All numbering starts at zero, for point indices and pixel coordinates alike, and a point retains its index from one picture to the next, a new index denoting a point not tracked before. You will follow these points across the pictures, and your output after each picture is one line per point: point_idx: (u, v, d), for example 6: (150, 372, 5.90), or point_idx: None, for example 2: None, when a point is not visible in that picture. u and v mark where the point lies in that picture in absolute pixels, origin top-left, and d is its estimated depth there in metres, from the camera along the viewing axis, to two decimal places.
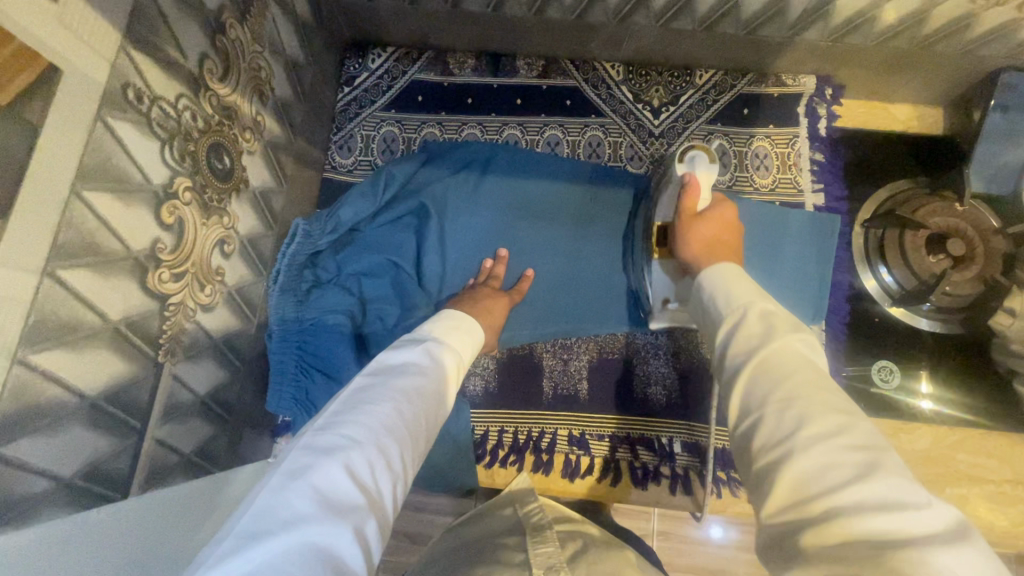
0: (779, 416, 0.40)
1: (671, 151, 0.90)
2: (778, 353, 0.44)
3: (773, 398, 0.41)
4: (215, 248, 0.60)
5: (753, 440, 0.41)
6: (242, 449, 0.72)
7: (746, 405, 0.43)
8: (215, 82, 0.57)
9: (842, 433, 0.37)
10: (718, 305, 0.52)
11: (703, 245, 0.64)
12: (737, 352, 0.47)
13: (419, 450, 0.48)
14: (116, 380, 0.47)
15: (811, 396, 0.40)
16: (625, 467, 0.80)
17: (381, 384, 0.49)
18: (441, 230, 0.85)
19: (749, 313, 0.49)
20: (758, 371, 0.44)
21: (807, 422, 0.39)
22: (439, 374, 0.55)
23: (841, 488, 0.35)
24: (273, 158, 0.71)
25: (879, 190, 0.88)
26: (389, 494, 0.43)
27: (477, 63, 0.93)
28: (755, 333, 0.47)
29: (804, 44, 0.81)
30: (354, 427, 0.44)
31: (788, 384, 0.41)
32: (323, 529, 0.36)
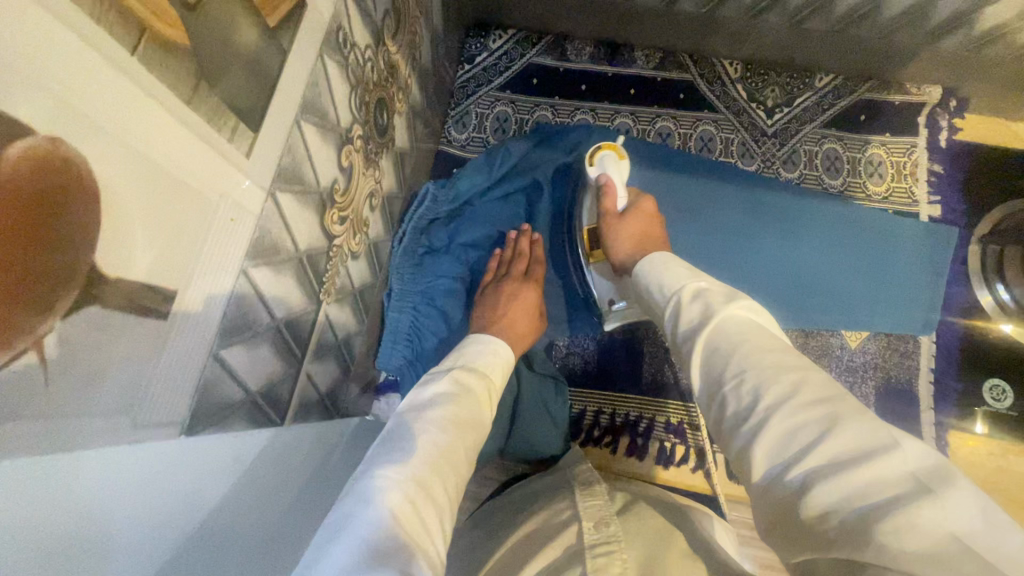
0: (737, 390, 0.37)
1: (782, 152, 0.90)
2: (721, 327, 0.42)
3: (728, 368, 0.39)
4: (367, 200, 0.63)
5: (724, 413, 0.38)
6: (352, 402, 0.74)
7: (715, 383, 0.40)
8: (388, 39, 0.59)
9: (798, 395, 0.34)
10: (659, 295, 0.52)
11: (633, 242, 0.67)
12: (686, 336, 0.45)
13: (458, 484, 0.45)
14: (294, 308, 0.50)
15: (765, 362, 0.37)
16: (721, 460, 0.79)
17: (405, 425, 0.47)
18: (549, 211, 0.87)
19: (683, 295, 0.48)
20: (712, 346, 0.41)
21: (765, 388, 0.36)
22: (469, 403, 0.52)
23: (809, 451, 0.31)
24: (411, 122, 0.74)
25: (996, 208, 0.86)
26: (438, 528, 0.40)
27: (594, 52, 0.95)
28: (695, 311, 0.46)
29: (937, 53, 0.81)
30: (382, 469, 0.41)
31: (739, 356, 0.39)
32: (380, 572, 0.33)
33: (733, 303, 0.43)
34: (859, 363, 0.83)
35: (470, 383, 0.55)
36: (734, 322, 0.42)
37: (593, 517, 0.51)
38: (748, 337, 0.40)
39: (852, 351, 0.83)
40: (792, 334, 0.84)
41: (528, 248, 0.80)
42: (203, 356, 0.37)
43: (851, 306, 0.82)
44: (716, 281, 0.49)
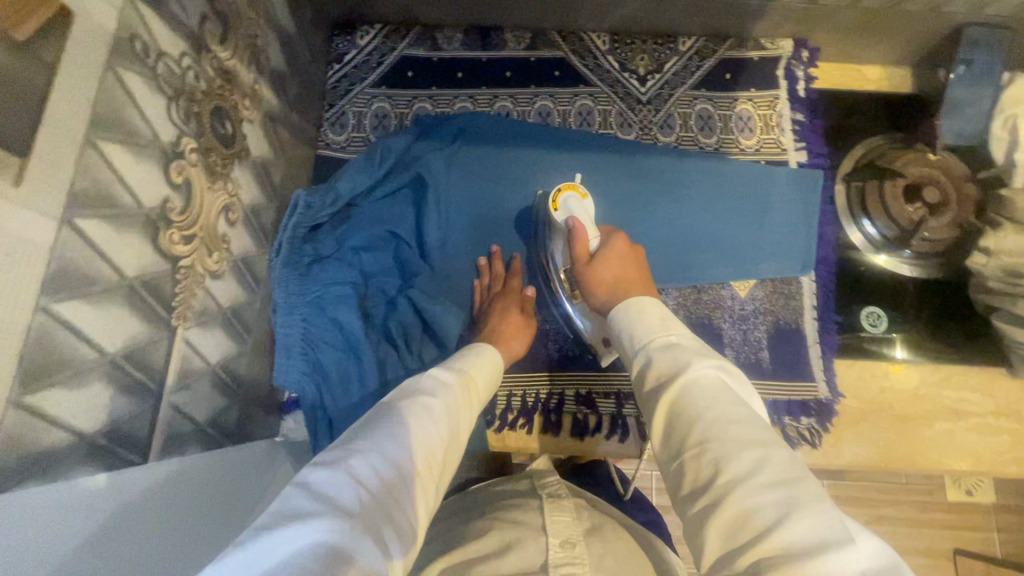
0: (699, 460, 0.41)
1: (658, 117, 0.93)
2: (686, 394, 0.45)
3: (691, 438, 0.43)
4: (221, 215, 0.60)
5: (683, 480, 0.42)
6: (251, 427, 0.71)
7: (676, 444, 0.44)
8: (215, 45, 0.56)
9: (759, 473, 0.39)
10: (628, 346, 0.54)
11: (607, 288, 0.66)
12: (652, 383, 0.49)
13: (431, 466, 0.50)
14: (135, 339, 0.47)
15: (729, 436, 0.41)
16: (632, 423, 0.82)
17: (390, 410, 0.53)
18: (439, 203, 0.85)
19: (653, 350, 0.51)
20: (679, 397, 0.46)
21: (726, 461, 0.40)
22: (449, 395, 0.57)
23: (768, 535, 0.36)
24: (270, 129, 0.71)
25: (855, 147, 0.92)
26: (401, 501, 0.45)
27: (465, 37, 0.94)
28: (664, 369, 0.48)
29: (782, 7, 0.85)
30: (362, 442, 0.47)
31: (702, 425, 0.43)
32: (330, 525, 0.39)
33: (701, 364, 0.47)
34: (748, 310, 0.86)
35: (451, 377, 0.60)
36: (700, 388, 0.45)
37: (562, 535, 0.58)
38: (715, 406, 0.44)
39: (741, 300, 0.86)
40: (684, 292, 0.86)
41: (503, 271, 0.84)
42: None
43: (733, 258, 0.87)
44: (683, 334, 0.52)
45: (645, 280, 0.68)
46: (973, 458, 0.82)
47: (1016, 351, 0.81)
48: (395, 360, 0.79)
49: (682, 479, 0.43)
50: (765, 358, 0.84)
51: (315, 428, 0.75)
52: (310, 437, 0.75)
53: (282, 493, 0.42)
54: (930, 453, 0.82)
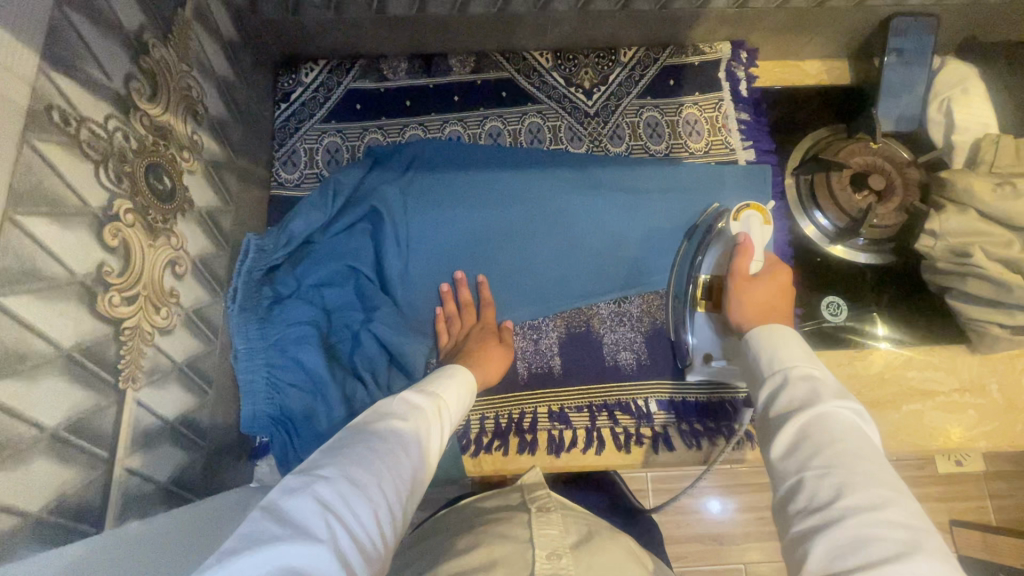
0: (821, 484, 0.49)
1: (608, 129, 0.94)
2: (818, 419, 0.54)
3: (816, 464, 0.51)
4: (166, 269, 0.59)
5: (795, 499, 0.51)
6: (221, 477, 0.70)
7: (795, 466, 0.52)
8: (145, 102, 0.56)
9: (878, 510, 0.46)
10: (764, 366, 0.63)
11: (754, 308, 0.72)
12: (780, 408, 0.57)
13: (401, 486, 0.52)
14: (77, 409, 0.46)
15: (854, 470, 0.49)
16: (607, 435, 0.81)
17: (358, 433, 0.54)
18: (397, 232, 0.84)
19: (791, 374, 0.60)
20: (809, 425, 0.54)
21: (846, 489, 0.48)
22: (419, 417, 0.59)
23: (882, 561, 0.43)
24: (215, 177, 0.70)
25: (801, 140, 0.94)
26: (370, 522, 0.47)
27: (410, 66, 0.94)
28: (799, 395, 0.57)
29: (714, 13, 0.88)
30: (329, 466, 0.49)
31: (831, 450, 0.51)
32: (297, 547, 0.40)
33: (834, 403, 0.55)
34: None
35: (419, 399, 0.62)
36: (835, 424, 0.53)
37: (547, 546, 0.58)
38: (838, 442, 0.51)
39: None
40: (648, 298, 0.87)
41: (469, 297, 0.84)
42: None
43: None
44: (819, 372, 0.60)
45: (787, 314, 0.74)
46: (943, 436, 0.83)
47: (973, 327, 0.83)
48: (364, 394, 0.77)
49: (793, 492, 0.51)
50: None
51: (288, 469, 0.74)
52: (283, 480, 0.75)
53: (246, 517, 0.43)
54: (902, 434, 0.83)
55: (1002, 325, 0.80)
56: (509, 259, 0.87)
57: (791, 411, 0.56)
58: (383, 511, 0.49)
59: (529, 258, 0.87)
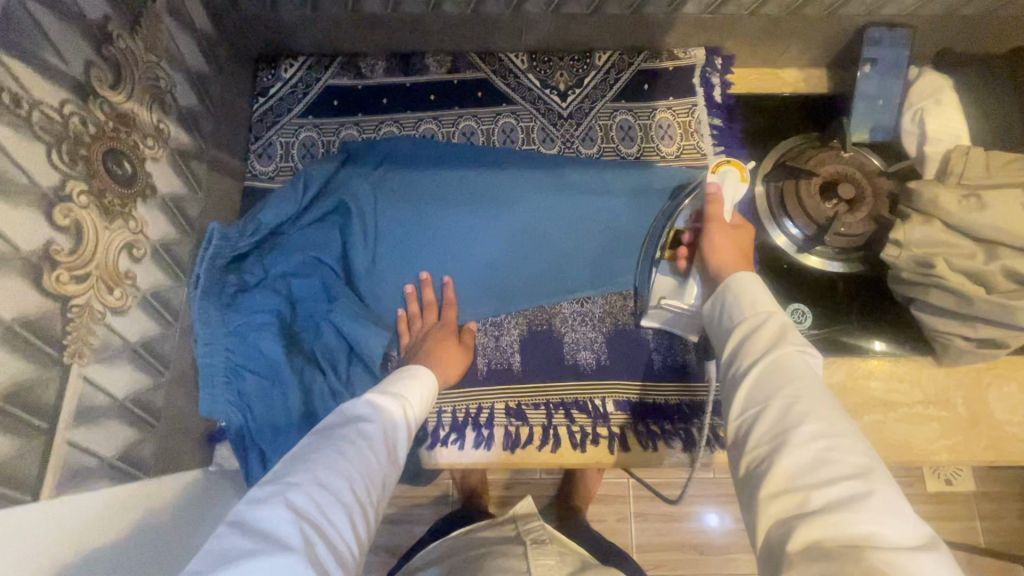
0: (788, 412, 0.51)
1: (580, 132, 0.95)
2: (785, 355, 0.56)
3: (785, 394, 0.53)
4: (123, 251, 0.61)
5: (759, 428, 0.52)
6: (175, 456, 0.72)
7: (759, 401, 0.54)
8: (107, 89, 0.58)
9: (839, 435, 0.49)
10: (740, 307, 0.63)
11: (727, 254, 0.72)
12: (752, 344, 0.59)
13: (370, 486, 0.56)
14: (17, 379, 0.48)
15: (816, 406, 0.52)
16: (563, 433, 0.82)
17: (324, 438, 0.58)
18: (364, 227, 0.85)
19: (763, 315, 0.61)
20: (779, 362, 0.55)
21: (812, 416, 0.50)
22: (386, 419, 0.63)
23: (834, 485, 0.46)
24: (182, 165, 0.73)
25: (773, 148, 0.93)
26: (340, 523, 0.51)
27: (388, 64, 0.96)
28: (771, 332, 0.59)
29: (687, 19, 0.88)
30: (297, 475, 0.52)
31: (796, 381, 0.53)
32: (267, 559, 0.44)
33: (801, 340, 0.57)
34: None
35: (386, 400, 0.65)
36: (801, 360, 0.55)
37: None
38: (803, 374, 0.54)
39: None
40: (611, 299, 0.88)
41: (434, 297, 0.86)
42: None
43: None
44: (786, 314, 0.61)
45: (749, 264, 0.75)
46: (903, 447, 0.83)
47: (938, 339, 0.82)
48: (322, 383, 0.80)
49: (755, 419, 0.53)
50: (693, 361, 0.84)
51: (245, 452, 0.77)
52: (241, 465, 0.78)
53: (216, 534, 0.46)
54: None
55: (966, 338, 0.80)
56: (475, 256, 0.88)
57: (762, 347, 0.58)
58: (355, 512, 0.53)
59: (494, 256, 0.87)
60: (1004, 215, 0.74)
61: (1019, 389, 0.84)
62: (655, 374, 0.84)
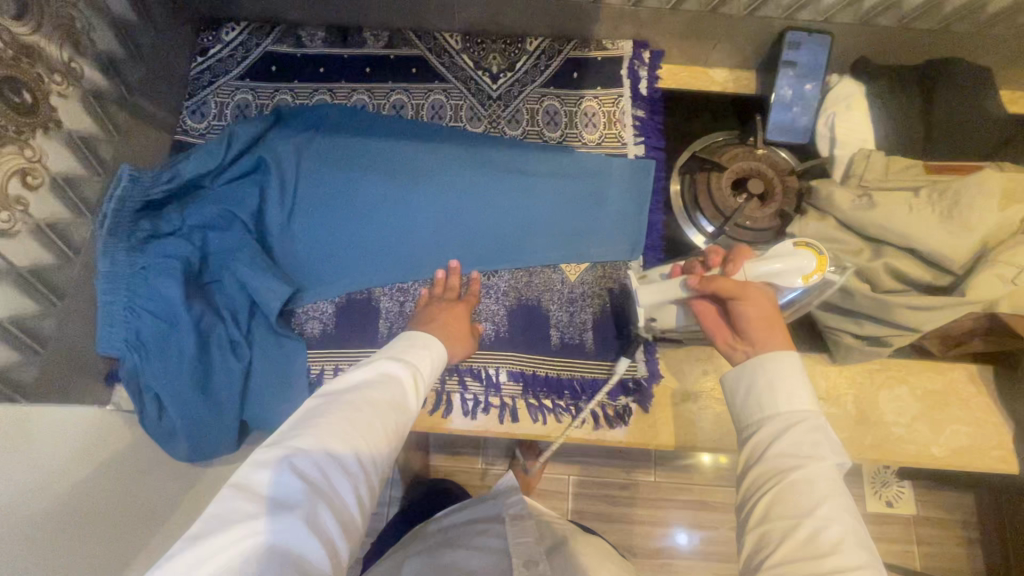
0: (816, 536, 0.49)
1: (507, 112, 0.97)
2: (813, 471, 0.52)
3: (815, 516, 0.50)
4: (14, 176, 0.63)
5: (782, 548, 0.49)
6: (61, 385, 0.74)
7: (788, 514, 0.51)
8: (9, 19, 0.61)
9: (867, 570, 0.47)
10: (777, 399, 0.57)
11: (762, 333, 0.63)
12: (782, 448, 0.54)
13: (377, 454, 0.56)
14: None
15: (845, 533, 0.49)
16: (455, 399, 0.83)
17: (334, 403, 0.57)
18: (283, 187, 0.89)
19: (802, 421, 0.56)
20: (813, 475, 0.52)
21: (845, 550, 0.48)
22: (398, 384, 0.62)
23: None
24: (95, 106, 0.75)
25: (692, 141, 0.96)
26: (344, 492, 0.52)
27: (327, 36, 0.99)
28: (805, 442, 0.54)
29: (611, 10, 0.91)
30: (302, 441, 0.53)
31: (828, 505, 0.50)
32: (269, 530, 0.47)
33: (837, 455, 0.54)
34: (577, 293, 0.88)
35: (402, 365, 0.64)
36: (832, 475, 0.52)
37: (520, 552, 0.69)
38: (833, 495, 0.51)
39: (571, 284, 0.89)
40: (517, 274, 0.89)
41: (458, 284, 0.85)
42: None
43: (566, 242, 0.90)
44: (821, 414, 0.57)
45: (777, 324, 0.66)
46: None
47: (829, 335, 0.84)
48: (221, 330, 0.82)
49: (782, 542, 0.50)
50: (589, 339, 0.86)
51: (139, 393, 0.78)
52: (136, 410, 0.77)
53: (219, 495, 0.48)
54: None
55: (856, 336, 0.81)
56: (388, 224, 0.90)
57: (794, 458, 0.53)
58: (362, 483, 0.54)
59: (407, 224, 0.90)
60: (893, 213, 0.75)
61: (911, 392, 0.85)
62: (551, 350, 0.86)
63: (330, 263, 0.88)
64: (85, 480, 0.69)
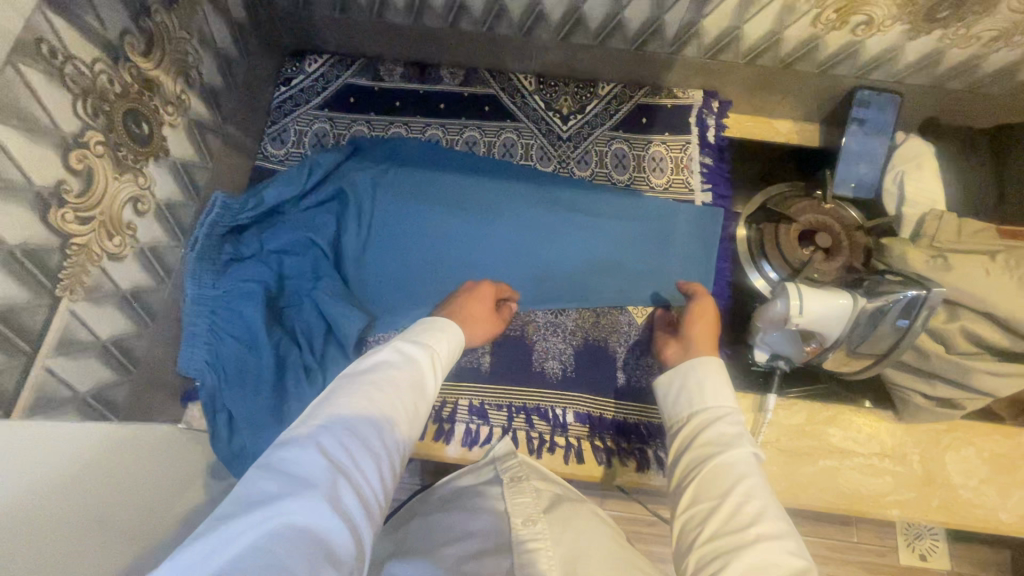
0: (741, 509, 0.54)
1: (576, 153, 1.00)
2: (738, 454, 0.59)
3: (737, 491, 0.55)
4: (127, 204, 0.66)
5: (709, 525, 0.54)
6: (146, 406, 0.76)
7: (716, 495, 0.56)
8: (137, 55, 0.64)
9: (784, 539, 0.51)
10: (699, 394, 0.67)
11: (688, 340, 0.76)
12: (714, 439, 0.61)
13: (395, 437, 0.56)
14: (9, 299, 0.52)
15: (763, 506, 0.54)
16: (521, 437, 0.84)
17: (353, 385, 0.58)
18: (361, 217, 0.92)
19: (725, 411, 0.64)
20: (734, 458, 0.58)
21: (759, 522, 0.53)
22: (415, 369, 0.63)
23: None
24: (197, 136, 0.79)
25: (760, 192, 0.97)
26: (367, 471, 0.51)
27: (405, 71, 1.03)
28: (727, 431, 0.61)
29: (687, 61, 0.94)
30: (325, 422, 0.53)
31: (747, 484, 0.56)
32: (294, 503, 0.45)
33: (752, 441, 0.61)
34: (644, 336, 0.89)
35: (418, 350, 0.65)
36: (754, 462, 0.59)
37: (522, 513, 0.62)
38: (751, 474, 0.57)
39: (638, 326, 0.89)
40: (584, 314, 0.90)
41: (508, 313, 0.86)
42: None
43: (636, 284, 0.91)
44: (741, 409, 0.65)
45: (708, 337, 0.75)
46: (859, 497, 0.82)
47: (897, 393, 0.84)
48: (297, 358, 0.82)
49: (706, 524, 0.55)
50: (655, 384, 0.86)
51: (215, 415, 0.79)
52: (209, 429, 0.79)
53: (245, 478, 0.47)
54: (815, 489, 0.83)
55: (926, 396, 0.81)
56: (459, 256, 0.92)
57: (717, 448, 0.60)
58: (383, 465, 0.53)
59: (479, 258, 0.92)
60: (971, 275, 0.75)
61: (977, 454, 0.84)
62: (616, 392, 0.86)
63: (402, 293, 0.90)
64: (151, 480, 0.66)
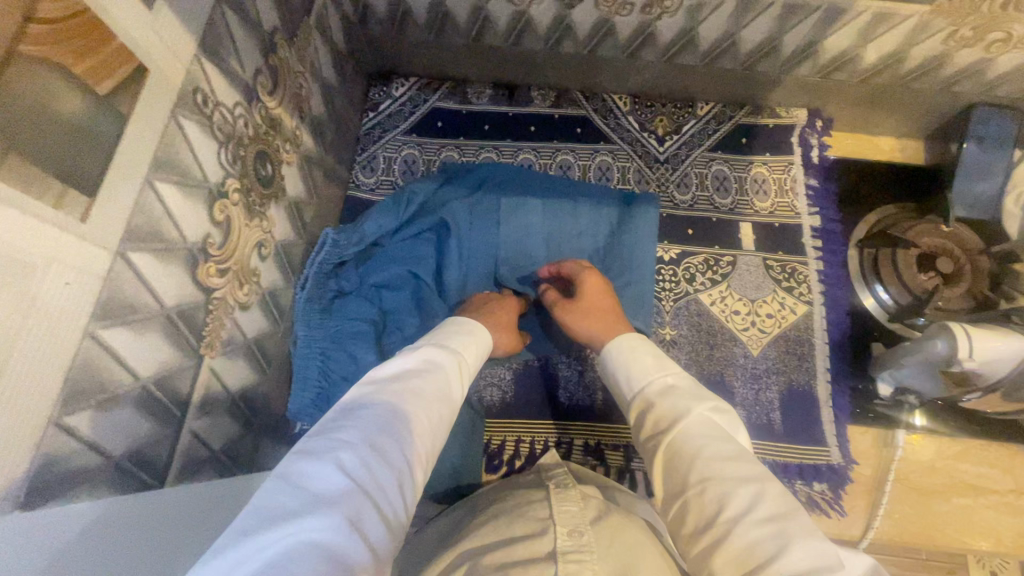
0: (704, 497, 0.42)
1: (674, 176, 0.96)
2: (688, 429, 0.47)
3: (694, 478, 0.44)
4: (255, 250, 0.63)
5: (688, 519, 0.43)
6: (262, 456, 0.73)
7: (679, 486, 0.45)
8: (266, 95, 0.61)
9: (760, 508, 0.40)
10: (624, 385, 0.56)
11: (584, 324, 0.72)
12: (659, 425, 0.49)
13: (422, 452, 0.46)
14: (163, 365, 0.49)
15: (727, 475, 0.42)
16: (642, 477, 0.81)
17: (371, 393, 0.48)
18: (460, 246, 0.86)
19: (650, 393, 0.52)
20: (681, 440, 0.47)
21: (732, 499, 0.41)
22: (441, 375, 0.53)
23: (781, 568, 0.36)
24: (306, 172, 0.76)
25: (870, 214, 0.93)
26: (392, 489, 0.41)
27: (493, 93, 1.00)
28: (662, 412, 0.50)
29: (795, 80, 0.91)
30: (347, 429, 0.42)
31: (702, 459, 0.44)
32: (311, 527, 0.35)
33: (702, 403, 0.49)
34: (762, 369, 0.85)
35: (445, 355, 0.56)
36: (706, 430, 0.47)
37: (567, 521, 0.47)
38: (716, 443, 0.45)
39: (755, 359, 0.86)
40: (698, 348, 0.87)
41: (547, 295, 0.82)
42: (43, 421, 0.36)
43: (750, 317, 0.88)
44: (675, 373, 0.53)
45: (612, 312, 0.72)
46: (998, 539, 0.79)
47: None
48: None
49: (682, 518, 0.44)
50: (777, 420, 0.83)
51: None
52: None
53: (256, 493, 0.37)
54: (949, 529, 0.79)
55: None
56: None
57: (660, 430, 0.49)
58: (408, 483, 0.43)
59: None
60: None
61: None
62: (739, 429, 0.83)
63: None
64: None
